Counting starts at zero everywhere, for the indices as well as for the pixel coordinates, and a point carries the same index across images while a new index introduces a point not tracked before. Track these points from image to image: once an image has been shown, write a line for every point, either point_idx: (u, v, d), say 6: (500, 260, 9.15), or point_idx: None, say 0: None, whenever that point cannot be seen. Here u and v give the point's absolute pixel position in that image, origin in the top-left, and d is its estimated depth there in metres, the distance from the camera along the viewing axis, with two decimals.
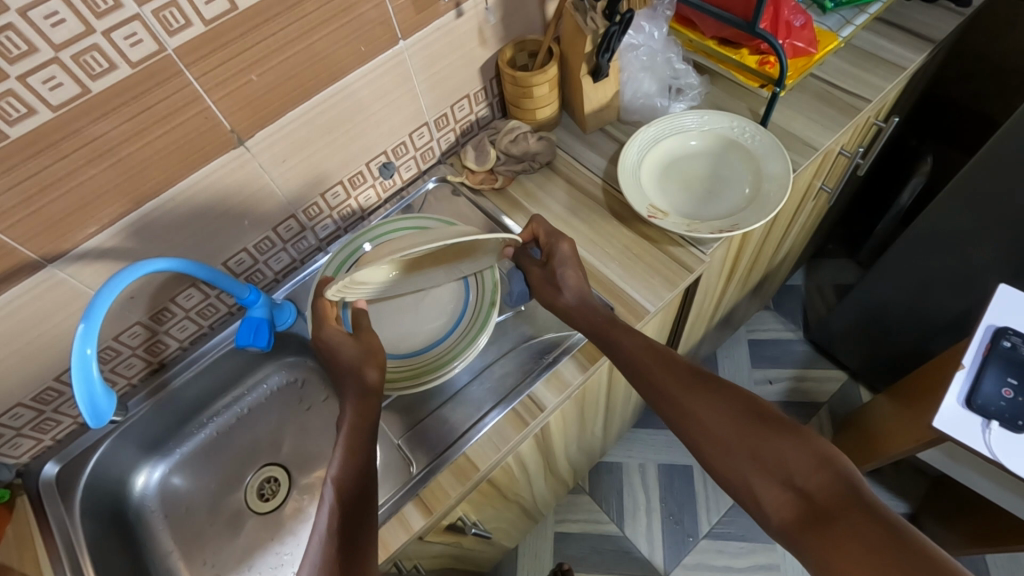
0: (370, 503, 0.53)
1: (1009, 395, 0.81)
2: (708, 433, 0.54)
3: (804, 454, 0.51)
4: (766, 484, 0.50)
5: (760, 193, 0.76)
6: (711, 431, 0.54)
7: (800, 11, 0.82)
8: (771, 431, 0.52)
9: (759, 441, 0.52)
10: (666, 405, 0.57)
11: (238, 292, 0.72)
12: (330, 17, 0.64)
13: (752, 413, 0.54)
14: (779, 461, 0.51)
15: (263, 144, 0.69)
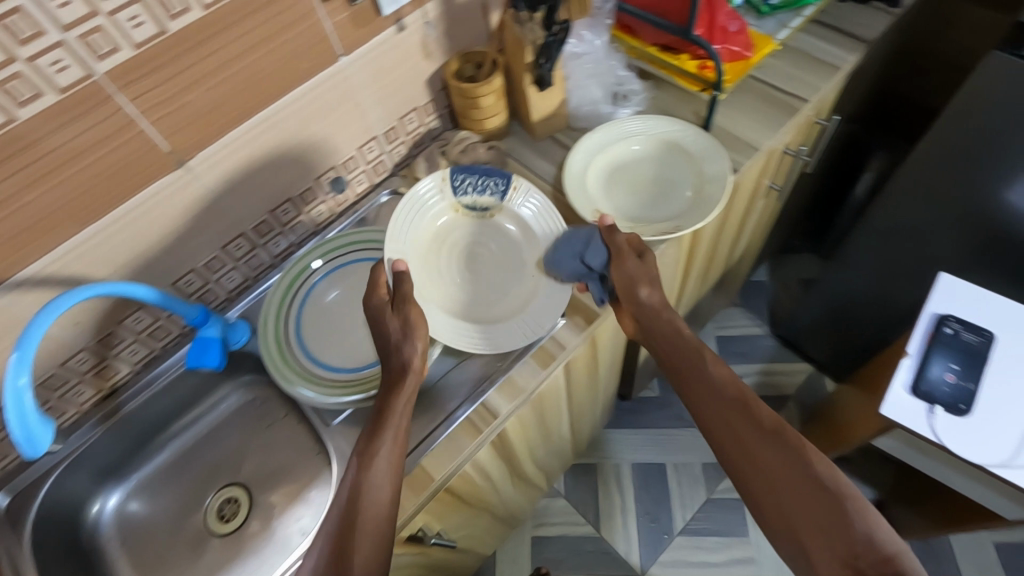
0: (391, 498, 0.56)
1: (951, 380, 0.84)
2: (740, 453, 0.58)
3: (833, 497, 0.52)
4: (813, 540, 0.51)
5: (703, 194, 0.78)
6: (769, 479, 0.56)
7: (734, 17, 0.85)
8: (831, 494, 0.53)
9: (812, 497, 0.53)
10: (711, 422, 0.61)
11: (186, 313, 0.72)
12: (267, 36, 0.64)
13: (788, 445, 0.56)
14: (802, 497, 0.53)
15: (206, 164, 0.68)
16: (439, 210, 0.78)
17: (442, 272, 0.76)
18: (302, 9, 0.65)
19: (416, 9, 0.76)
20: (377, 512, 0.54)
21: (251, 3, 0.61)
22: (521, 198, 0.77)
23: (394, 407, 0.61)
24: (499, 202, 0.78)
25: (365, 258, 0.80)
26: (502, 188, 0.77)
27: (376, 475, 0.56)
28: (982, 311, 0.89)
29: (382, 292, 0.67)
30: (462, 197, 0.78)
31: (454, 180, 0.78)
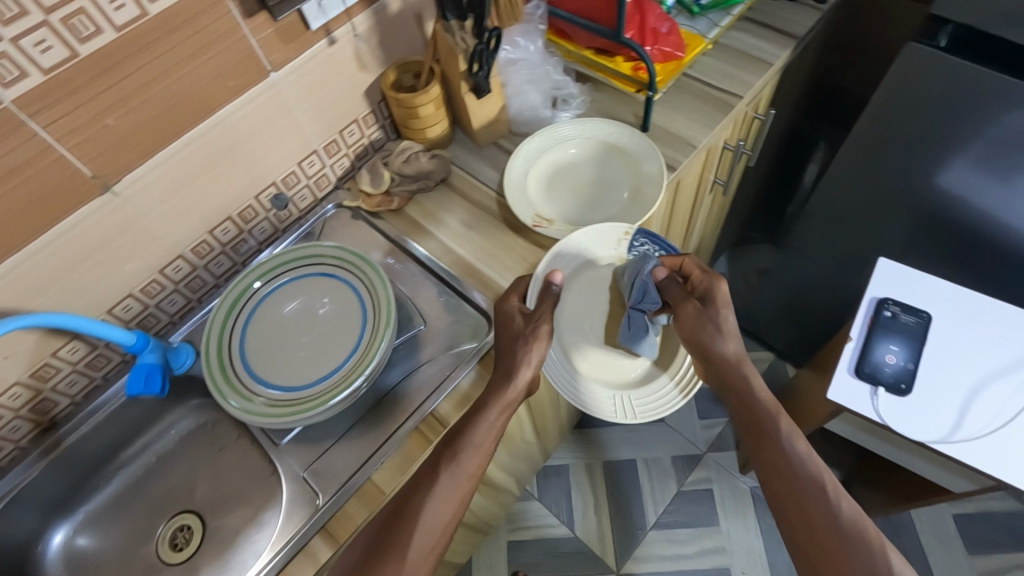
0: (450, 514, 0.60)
1: (893, 361, 0.86)
2: (778, 488, 0.60)
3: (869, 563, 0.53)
4: None
5: (639, 197, 0.81)
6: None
7: (664, 18, 0.87)
8: None
9: None
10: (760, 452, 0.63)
11: (123, 340, 0.70)
12: (189, 56, 0.64)
13: (833, 507, 0.57)
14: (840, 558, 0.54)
15: (134, 188, 0.67)
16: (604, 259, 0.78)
17: (590, 327, 0.77)
18: (223, 26, 0.64)
19: (345, 22, 0.75)
20: (436, 519, 0.59)
21: (168, 23, 0.60)
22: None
23: (489, 416, 0.64)
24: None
25: (308, 272, 0.79)
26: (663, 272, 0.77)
27: (457, 478, 0.61)
28: (920, 292, 0.92)
29: (514, 300, 0.72)
30: (633, 257, 0.78)
31: (634, 240, 0.78)
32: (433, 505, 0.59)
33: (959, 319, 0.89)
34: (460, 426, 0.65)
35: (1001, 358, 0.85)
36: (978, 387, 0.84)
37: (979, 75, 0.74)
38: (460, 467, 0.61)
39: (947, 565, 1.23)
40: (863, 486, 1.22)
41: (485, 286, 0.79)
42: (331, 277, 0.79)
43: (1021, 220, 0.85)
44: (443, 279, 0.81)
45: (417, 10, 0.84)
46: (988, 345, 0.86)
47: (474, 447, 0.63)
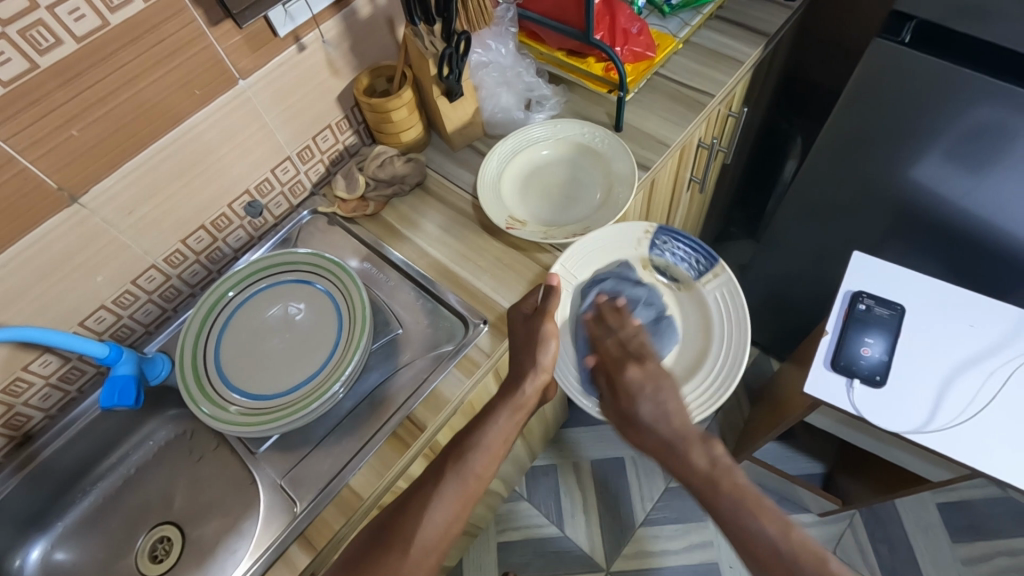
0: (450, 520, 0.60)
1: (868, 353, 0.87)
2: (745, 545, 0.58)
3: None
4: None
5: (611, 196, 0.82)
6: None
7: (635, 18, 0.88)
8: None
9: None
10: (721, 510, 0.60)
11: (96, 352, 0.70)
12: (154, 64, 0.63)
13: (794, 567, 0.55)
14: None
15: (102, 198, 0.67)
16: (628, 258, 0.79)
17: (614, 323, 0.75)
18: (188, 35, 0.64)
19: (314, 28, 0.75)
20: (439, 519, 0.60)
21: (131, 33, 0.60)
22: (716, 285, 0.76)
23: (498, 422, 0.66)
24: (690, 280, 0.77)
25: (284, 280, 0.79)
26: (702, 268, 0.77)
27: (463, 478, 0.62)
28: (893, 285, 0.93)
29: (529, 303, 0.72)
30: (656, 256, 0.78)
31: (656, 239, 0.79)
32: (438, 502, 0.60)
33: (932, 310, 0.90)
34: (468, 429, 0.66)
35: (973, 348, 0.86)
36: (951, 377, 0.85)
37: (942, 70, 0.75)
38: (467, 467, 0.63)
39: (930, 553, 1.25)
40: (847, 477, 1.23)
41: (461, 288, 0.79)
42: (306, 284, 0.79)
43: (989, 211, 0.86)
44: (420, 283, 0.81)
45: (388, 15, 0.84)
46: (960, 335, 0.88)
47: (481, 450, 0.64)
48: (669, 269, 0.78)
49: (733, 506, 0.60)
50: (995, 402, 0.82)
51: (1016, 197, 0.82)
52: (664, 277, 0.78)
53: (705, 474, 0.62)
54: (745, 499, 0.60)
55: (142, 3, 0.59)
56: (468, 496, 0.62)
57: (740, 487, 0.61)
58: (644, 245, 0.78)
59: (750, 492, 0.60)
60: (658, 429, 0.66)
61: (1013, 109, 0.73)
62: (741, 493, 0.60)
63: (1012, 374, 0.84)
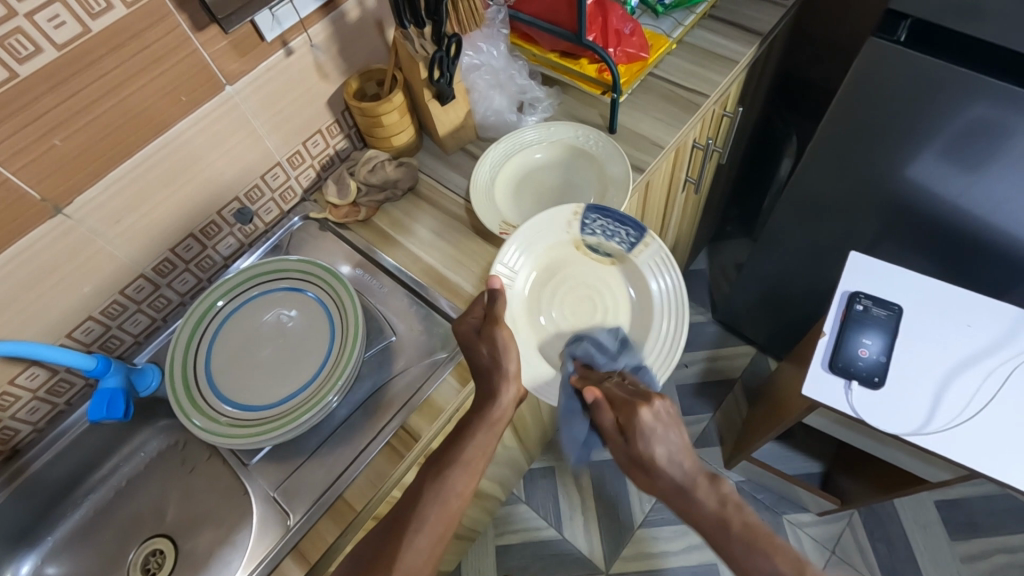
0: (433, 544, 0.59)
1: (865, 354, 0.86)
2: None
3: None
4: None
5: (605, 199, 0.81)
6: None
7: (628, 19, 0.88)
8: None
9: None
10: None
11: (84, 364, 0.69)
12: (138, 71, 0.62)
13: None
14: None
15: (87, 209, 0.66)
16: (561, 240, 0.76)
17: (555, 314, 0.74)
18: (172, 41, 0.63)
19: (302, 32, 0.74)
20: (422, 544, 0.58)
21: (113, 39, 0.59)
22: (649, 255, 0.73)
23: (477, 438, 0.64)
24: (623, 253, 0.75)
25: (276, 287, 0.78)
26: (633, 239, 0.74)
27: (442, 498, 0.61)
28: (891, 285, 0.92)
29: (471, 317, 0.68)
30: (589, 235, 0.76)
31: (587, 217, 0.76)
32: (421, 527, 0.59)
33: (929, 310, 0.90)
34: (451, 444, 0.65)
35: (971, 348, 0.86)
36: (950, 377, 0.84)
37: (937, 69, 0.75)
38: (447, 485, 0.61)
39: (929, 551, 1.25)
40: (845, 476, 1.23)
41: (455, 294, 0.78)
42: (298, 291, 0.78)
43: (986, 209, 0.86)
44: (413, 289, 0.80)
45: (377, 18, 0.83)
46: (957, 334, 0.87)
47: (460, 466, 0.63)
48: (602, 246, 0.76)
49: (746, 555, 0.51)
50: (994, 403, 0.82)
51: (1013, 196, 0.82)
52: (598, 255, 0.76)
53: (715, 515, 0.54)
54: (756, 539, 0.51)
55: (125, 9, 0.58)
56: (449, 518, 0.61)
57: (751, 527, 0.52)
58: (574, 228, 0.75)
59: (762, 531, 0.52)
60: (673, 473, 0.58)
61: (1009, 107, 0.73)
62: (752, 533, 0.52)
63: (1010, 373, 0.83)
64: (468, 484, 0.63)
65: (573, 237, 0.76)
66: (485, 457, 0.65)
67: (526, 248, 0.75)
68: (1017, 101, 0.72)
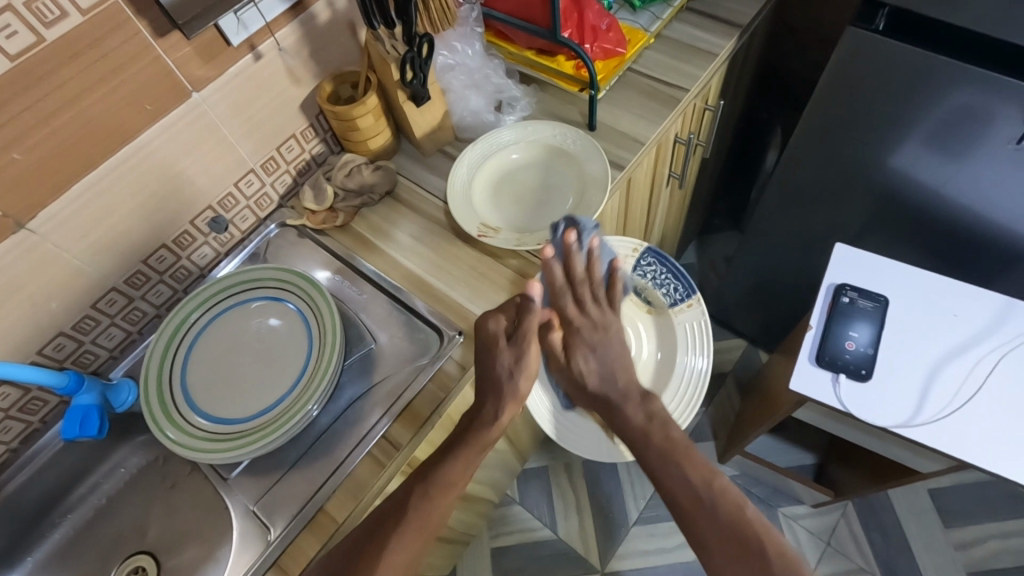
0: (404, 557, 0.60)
1: (852, 347, 0.85)
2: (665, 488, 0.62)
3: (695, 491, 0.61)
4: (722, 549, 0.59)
5: (584, 199, 0.80)
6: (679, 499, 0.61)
7: (604, 14, 0.86)
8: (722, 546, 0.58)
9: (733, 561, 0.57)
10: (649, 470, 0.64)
11: (54, 382, 0.68)
12: (97, 81, 0.61)
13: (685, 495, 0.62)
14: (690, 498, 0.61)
15: (52, 223, 0.64)
16: (618, 272, 0.82)
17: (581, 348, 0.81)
18: (132, 49, 0.62)
19: (269, 35, 0.72)
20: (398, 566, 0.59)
21: (69, 49, 0.57)
22: (688, 317, 0.80)
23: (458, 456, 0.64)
24: (664, 307, 0.82)
25: (252, 297, 0.77)
26: (678, 296, 0.82)
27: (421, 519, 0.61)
28: (876, 277, 0.92)
29: (498, 321, 0.67)
30: (638, 276, 0.83)
31: (642, 257, 0.84)
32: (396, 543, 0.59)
33: (916, 301, 0.89)
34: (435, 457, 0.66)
35: (957, 337, 0.86)
36: (937, 367, 0.84)
37: (918, 57, 0.74)
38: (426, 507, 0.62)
39: (924, 540, 1.24)
40: (838, 467, 1.22)
41: (435, 299, 0.77)
42: (275, 300, 0.76)
43: (969, 196, 0.85)
44: (393, 295, 0.78)
45: (349, 19, 0.81)
46: (944, 324, 0.87)
47: (440, 486, 0.63)
48: (647, 291, 0.82)
49: (660, 456, 0.63)
50: (982, 392, 0.81)
51: (996, 182, 0.81)
52: (641, 299, 0.82)
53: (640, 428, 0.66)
54: (674, 449, 0.63)
55: (80, 17, 0.57)
56: (426, 537, 0.62)
57: (672, 440, 0.64)
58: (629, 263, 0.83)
59: (681, 444, 0.64)
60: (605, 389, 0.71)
61: (990, 94, 0.72)
62: (670, 444, 0.64)
63: (996, 362, 0.83)
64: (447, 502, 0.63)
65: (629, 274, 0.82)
66: (472, 468, 0.65)
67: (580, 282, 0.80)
68: (998, 87, 0.71)
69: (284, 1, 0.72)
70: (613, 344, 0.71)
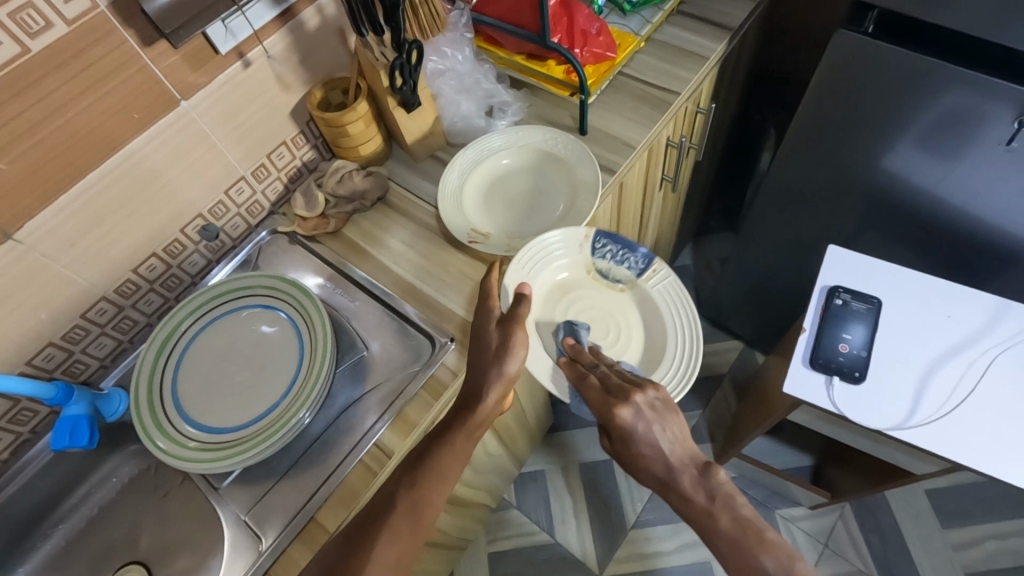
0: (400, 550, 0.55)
1: (846, 349, 0.85)
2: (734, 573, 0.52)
3: None
4: None
5: (575, 204, 0.79)
6: None
7: (594, 18, 0.87)
8: None
9: None
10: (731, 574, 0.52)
11: (44, 393, 0.67)
12: (84, 91, 0.61)
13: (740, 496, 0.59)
14: None
15: (39, 233, 0.64)
16: (574, 262, 0.76)
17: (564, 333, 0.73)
18: (119, 57, 0.62)
19: (258, 43, 0.72)
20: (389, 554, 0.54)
21: (55, 58, 0.57)
22: (658, 281, 0.74)
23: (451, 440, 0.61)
24: (634, 278, 0.75)
25: (243, 305, 0.76)
26: (642, 266, 0.75)
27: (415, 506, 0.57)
28: (870, 279, 0.92)
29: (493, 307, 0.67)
30: (599, 259, 0.76)
31: (595, 243, 0.77)
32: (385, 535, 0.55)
33: (909, 302, 0.89)
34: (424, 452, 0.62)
35: (951, 338, 0.86)
36: (930, 369, 0.84)
37: (908, 59, 0.74)
38: (422, 493, 0.58)
39: (921, 540, 1.24)
40: (835, 468, 1.22)
41: (427, 306, 0.77)
42: (267, 308, 0.76)
43: (961, 197, 0.85)
44: (385, 301, 0.78)
45: (338, 25, 0.81)
46: (937, 326, 0.87)
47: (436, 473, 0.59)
48: (613, 271, 0.76)
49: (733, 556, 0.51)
50: (976, 393, 0.81)
51: (987, 182, 0.81)
52: (608, 281, 0.76)
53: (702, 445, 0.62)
54: (746, 539, 0.52)
55: (66, 27, 0.57)
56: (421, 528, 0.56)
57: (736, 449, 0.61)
58: (585, 250, 0.76)
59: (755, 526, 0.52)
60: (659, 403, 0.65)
61: (981, 95, 0.72)
62: (742, 529, 0.52)
63: (989, 364, 0.83)
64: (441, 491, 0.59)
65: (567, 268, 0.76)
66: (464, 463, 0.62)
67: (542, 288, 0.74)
68: (990, 89, 0.71)
69: (273, 9, 0.72)
70: (677, 419, 0.59)
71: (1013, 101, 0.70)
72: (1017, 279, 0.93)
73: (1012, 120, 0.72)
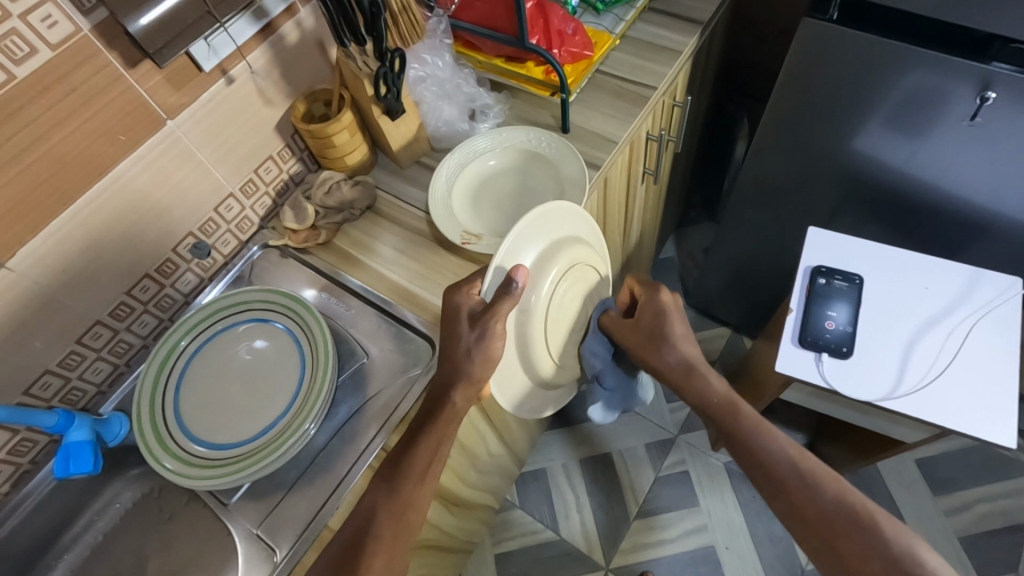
0: (384, 526, 0.60)
1: (832, 326, 0.88)
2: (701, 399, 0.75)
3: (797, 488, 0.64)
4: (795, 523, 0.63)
5: (563, 200, 0.81)
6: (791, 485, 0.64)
7: (569, 19, 0.89)
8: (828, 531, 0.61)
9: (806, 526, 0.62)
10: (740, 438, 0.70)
11: (43, 421, 0.67)
12: (68, 115, 0.61)
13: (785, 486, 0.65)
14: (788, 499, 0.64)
15: (32, 260, 0.64)
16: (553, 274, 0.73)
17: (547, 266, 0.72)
18: (102, 81, 0.62)
19: (240, 59, 0.73)
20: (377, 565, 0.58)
21: (38, 85, 0.58)
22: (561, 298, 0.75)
23: (424, 441, 0.64)
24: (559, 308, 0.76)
25: (238, 321, 0.76)
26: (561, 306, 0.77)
27: (395, 511, 0.61)
28: (849, 257, 0.95)
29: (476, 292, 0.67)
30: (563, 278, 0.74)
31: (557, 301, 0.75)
32: (378, 552, 0.59)
33: (888, 277, 0.92)
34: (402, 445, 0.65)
35: (928, 310, 0.89)
36: (913, 339, 0.87)
37: (873, 44, 0.77)
38: (401, 505, 0.61)
39: (915, 509, 1.28)
40: (827, 445, 1.25)
41: (424, 309, 0.78)
42: (264, 322, 0.76)
43: (930, 173, 0.88)
44: (382, 308, 0.79)
45: (318, 38, 0.82)
46: (915, 297, 0.90)
47: (412, 479, 0.62)
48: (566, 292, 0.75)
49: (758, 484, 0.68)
50: (958, 359, 0.85)
51: (953, 157, 0.84)
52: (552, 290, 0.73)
53: (722, 396, 0.74)
54: (761, 423, 0.70)
55: (48, 52, 0.57)
56: (403, 536, 0.61)
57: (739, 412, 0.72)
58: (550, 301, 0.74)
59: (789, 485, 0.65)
60: (711, 394, 0.74)
61: (941, 75, 0.75)
62: (757, 427, 0.70)
63: (968, 330, 0.86)
64: (423, 497, 0.63)
65: (580, 369, 0.88)
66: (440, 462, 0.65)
67: (515, 375, 0.75)
68: (953, 69, 0.74)
69: (253, 24, 0.72)
70: (697, 348, 0.78)
71: (974, 78, 0.74)
72: (986, 249, 0.97)
73: (974, 97, 0.76)
